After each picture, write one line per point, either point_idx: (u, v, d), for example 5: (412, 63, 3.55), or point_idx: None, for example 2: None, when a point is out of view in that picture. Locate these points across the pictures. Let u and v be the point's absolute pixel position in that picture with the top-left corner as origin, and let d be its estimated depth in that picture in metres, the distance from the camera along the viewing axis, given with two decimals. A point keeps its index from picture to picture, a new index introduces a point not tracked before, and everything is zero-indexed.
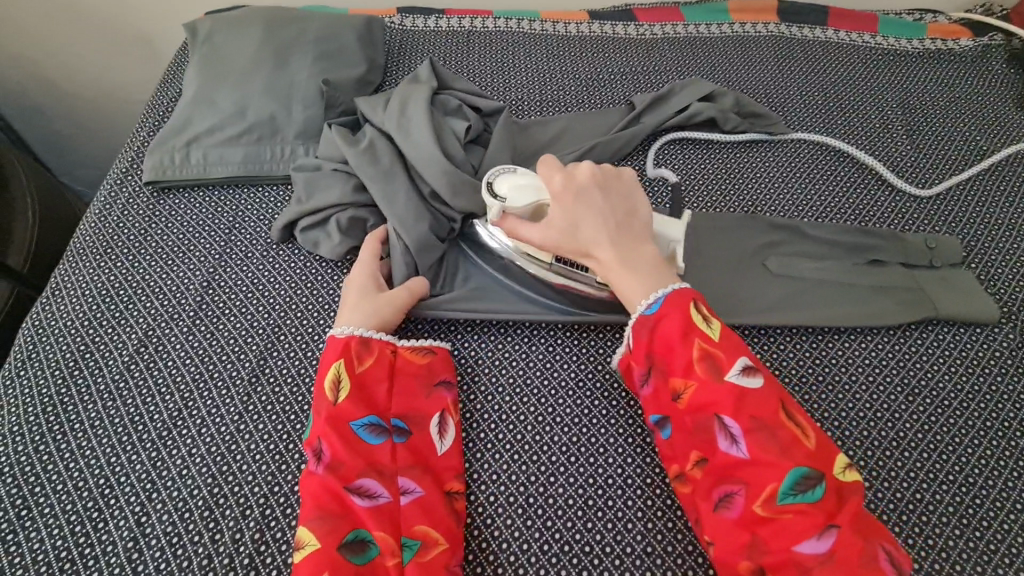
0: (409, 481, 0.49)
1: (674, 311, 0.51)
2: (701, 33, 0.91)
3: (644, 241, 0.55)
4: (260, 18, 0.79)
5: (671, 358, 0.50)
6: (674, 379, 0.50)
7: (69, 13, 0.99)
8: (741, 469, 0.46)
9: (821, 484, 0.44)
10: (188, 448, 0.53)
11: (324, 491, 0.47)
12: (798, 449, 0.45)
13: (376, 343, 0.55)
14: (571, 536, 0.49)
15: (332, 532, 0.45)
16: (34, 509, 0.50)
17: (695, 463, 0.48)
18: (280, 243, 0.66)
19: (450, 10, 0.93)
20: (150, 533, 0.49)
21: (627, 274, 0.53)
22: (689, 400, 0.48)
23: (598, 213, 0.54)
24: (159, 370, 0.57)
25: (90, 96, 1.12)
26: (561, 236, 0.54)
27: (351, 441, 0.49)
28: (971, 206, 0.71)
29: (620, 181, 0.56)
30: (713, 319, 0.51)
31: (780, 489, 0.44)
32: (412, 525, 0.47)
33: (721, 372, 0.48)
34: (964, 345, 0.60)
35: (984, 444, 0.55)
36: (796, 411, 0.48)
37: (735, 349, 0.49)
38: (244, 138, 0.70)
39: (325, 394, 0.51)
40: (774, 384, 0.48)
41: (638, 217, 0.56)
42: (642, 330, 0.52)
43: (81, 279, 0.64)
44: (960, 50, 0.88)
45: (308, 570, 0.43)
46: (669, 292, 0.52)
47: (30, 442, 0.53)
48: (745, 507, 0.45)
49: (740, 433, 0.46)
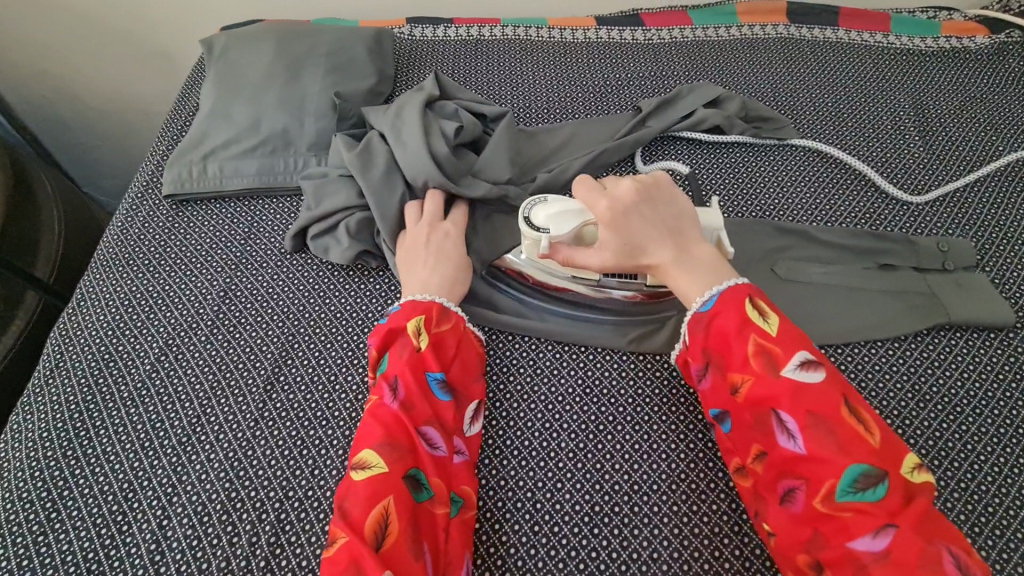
0: (461, 442, 0.52)
1: (729, 308, 0.51)
2: (709, 36, 0.91)
3: (697, 240, 0.56)
4: (273, 33, 0.81)
5: (729, 353, 0.50)
6: (732, 374, 0.49)
7: (91, 31, 1.03)
8: (800, 465, 0.45)
9: (883, 483, 0.43)
10: (207, 454, 0.55)
11: (397, 424, 0.48)
12: (859, 446, 0.44)
13: (454, 316, 0.57)
14: (578, 542, 0.50)
15: (398, 461, 0.47)
16: (62, 511, 0.52)
17: (753, 457, 0.48)
18: (294, 253, 0.67)
19: (458, 19, 0.94)
20: (170, 536, 0.51)
21: (684, 276, 0.54)
22: (747, 393, 0.48)
23: (649, 224, 0.56)
24: (181, 377, 0.59)
25: (112, 109, 1.15)
26: (618, 254, 0.55)
27: (426, 389, 0.51)
28: (986, 207, 0.70)
29: (659, 188, 0.58)
30: (771, 313, 0.50)
31: (839, 486, 0.43)
32: (458, 483, 0.50)
33: (777, 368, 0.47)
34: (978, 350, 0.60)
35: (997, 451, 0.54)
36: (861, 407, 0.46)
37: (795, 343, 0.48)
38: (258, 151, 0.72)
39: (410, 339, 0.53)
40: (837, 381, 0.47)
41: (685, 218, 0.57)
42: (697, 327, 0.53)
43: (106, 289, 0.66)
44: (975, 48, 0.87)
45: (371, 491, 0.45)
46: (720, 291, 0.52)
47: (58, 447, 0.56)
48: (806, 502, 0.45)
49: (798, 429, 0.46)
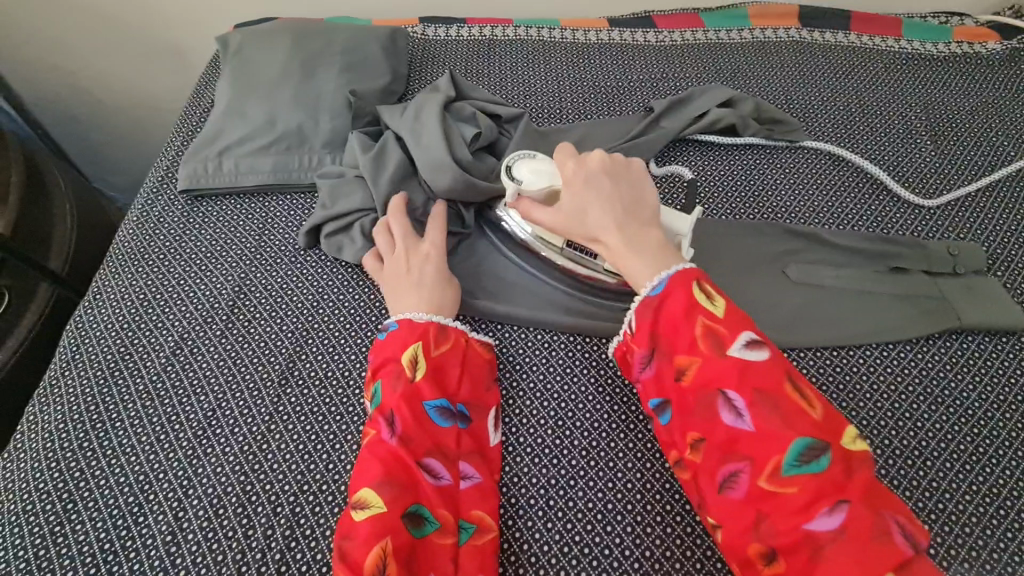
0: (468, 466, 0.51)
1: (675, 291, 0.50)
2: (721, 39, 0.91)
3: (651, 227, 0.55)
4: (289, 31, 0.81)
5: (675, 336, 0.50)
6: (679, 357, 0.49)
7: (105, 27, 1.04)
8: (743, 445, 0.45)
9: (826, 455, 0.43)
10: (222, 447, 0.55)
11: (395, 459, 0.48)
12: (801, 420, 0.44)
13: (453, 331, 0.56)
14: (591, 540, 0.50)
15: (398, 499, 0.46)
16: (79, 502, 0.53)
17: (696, 442, 0.48)
18: (308, 249, 0.68)
19: (471, 19, 0.95)
20: (187, 528, 0.51)
21: (632, 258, 0.53)
22: (694, 375, 0.48)
23: (604, 199, 0.55)
24: (196, 371, 0.60)
25: (125, 105, 1.16)
26: (568, 218, 0.56)
27: (422, 419, 0.50)
28: (997, 212, 0.70)
29: (629, 172, 0.57)
30: (717, 296, 0.50)
31: (784, 462, 0.43)
32: (468, 509, 0.49)
33: (722, 348, 0.48)
34: (990, 355, 0.60)
35: (1008, 454, 0.54)
36: (803, 385, 0.47)
37: (739, 325, 0.49)
38: (273, 148, 0.73)
39: (403, 369, 0.52)
40: (778, 360, 0.48)
41: (647, 206, 0.56)
42: (645, 313, 0.52)
43: (121, 283, 0.67)
44: (987, 53, 0.87)
45: (371, 530, 0.44)
46: (671, 275, 0.51)
47: (75, 438, 0.56)
48: (750, 484, 0.44)
49: (744, 407, 0.46)
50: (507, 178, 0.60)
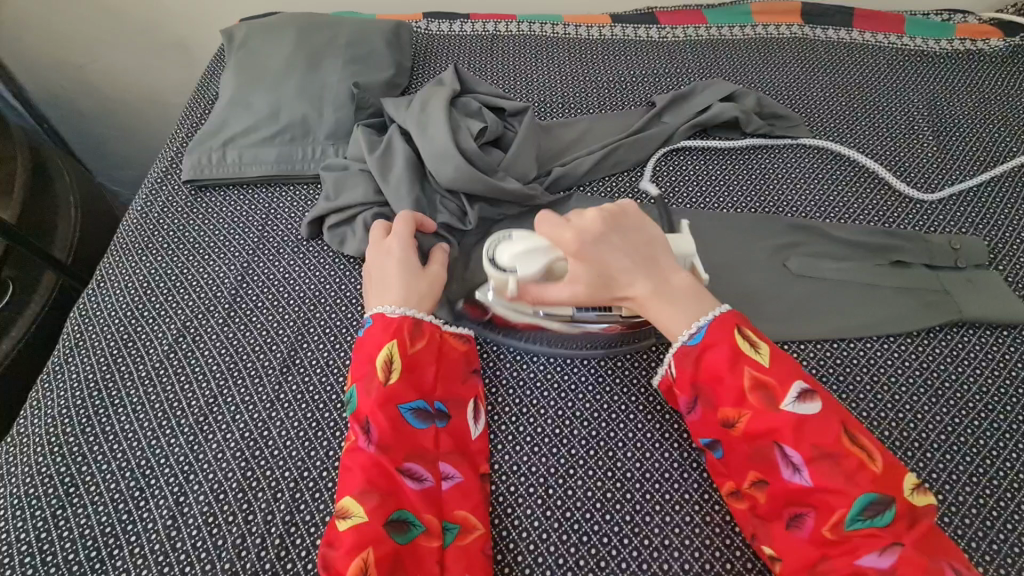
0: (449, 466, 0.51)
1: (721, 340, 0.50)
2: (724, 35, 0.91)
3: (674, 268, 0.55)
4: (293, 24, 0.82)
5: (720, 387, 0.50)
6: (726, 409, 0.49)
7: (112, 21, 1.04)
8: (808, 496, 0.45)
9: (890, 508, 0.44)
10: (223, 433, 0.55)
11: (375, 467, 0.48)
12: (862, 473, 0.45)
13: (426, 326, 0.56)
14: (590, 528, 0.50)
15: (378, 508, 0.46)
16: (81, 486, 0.53)
17: (751, 486, 0.48)
18: (310, 239, 0.68)
19: (475, 15, 0.95)
20: (187, 512, 0.51)
21: (666, 307, 0.53)
22: (744, 427, 0.48)
23: (622, 254, 0.53)
24: (199, 358, 0.60)
25: (130, 99, 1.17)
26: (591, 287, 0.53)
27: (399, 424, 0.50)
28: (999, 207, 0.70)
29: (629, 216, 0.55)
30: (761, 343, 0.51)
31: (848, 515, 0.44)
32: (452, 510, 0.49)
33: (776, 402, 0.48)
34: (991, 348, 0.60)
35: (1009, 447, 0.54)
36: (858, 433, 0.47)
37: (788, 374, 0.49)
38: (277, 140, 0.73)
39: (377, 372, 0.52)
40: (832, 407, 0.48)
41: (658, 247, 0.55)
42: (685, 362, 0.52)
43: (125, 272, 0.67)
44: (990, 50, 0.87)
45: (353, 540, 0.44)
46: (710, 321, 0.52)
47: (77, 423, 0.57)
48: (815, 529, 0.45)
49: (802, 462, 0.46)
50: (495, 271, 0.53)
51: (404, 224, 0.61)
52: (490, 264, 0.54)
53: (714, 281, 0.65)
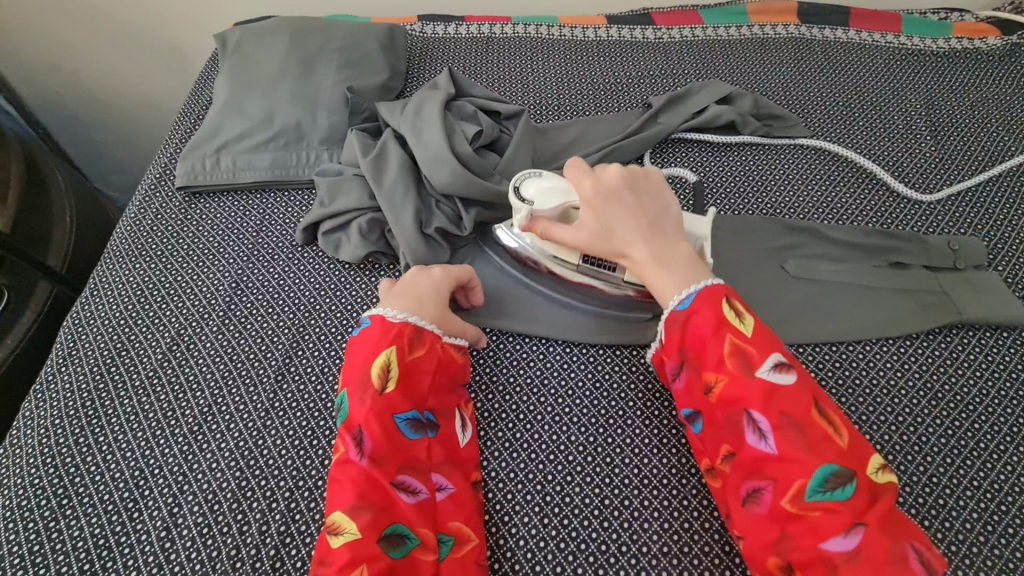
0: (441, 477, 0.50)
1: (704, 305, 0.50)
2: (720, 36, 0.91)
3: (677, 240, 0.55)
4: (287, 28, 0.82)
5: (703, 351, 0.49)
6: (706, 374, 0.49)
7: (106, 26, 1.04)
8: (771, 466, 0.45)
9: (852, 482, 0.43)
10: (217, 443, 0.55)
11: (366, 481, 0.47)
12: (828, 446, 0.44)
13: (429, 335, 0.55)
14: (588, 535, 0.50)
15: (372, 523, 0.45)
16: (74, 498, 0.53)
17: (723, 457, 0.48)
18: (305, 245, 0.68)
19: (469, 17, 0.95)
20: (181, 523, 0.51)
21: (661, 271, 0.53)
22: (720, 393, 0.47)
23: (631, 214, 0.55)
24: (193, 367, 0.60)
25: (125, 104, 1.16)
26: (592, 236, 0.55)
27: (393, 434, 0.49)
28: (997, 207, 0.69)
29: (648, 180, 0.57)
30: (747, 315, 0.50)
31: (808, 486, 0.43)
32: (446, 521, 0.48)
33: (751, 368, 0.47)
34: (991, 349, 0.59)
35: (1009, 449, 0.54)
36: (829, 408, 0.46)
37: (767, 344, 0.48)
38: (271, 145, 0.73)
39: (372, 380, 0.51)
40: (807, 383, 0.48)
41: (670, 217, 0.56)
42: (672, 326, 0.52)
43: (118, 280, 0.67)
44: (987, 48, 0.87)
45: (346, 558, 0.43)
46: (700, 288, 0.52)
47: (70, 434, 0.56)
48: (774, 503, 0.44)
49: (769, 429, 0.45)
50: (517, 200, 0.58)
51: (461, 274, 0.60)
52: (514, 193, 0.59)
53: None
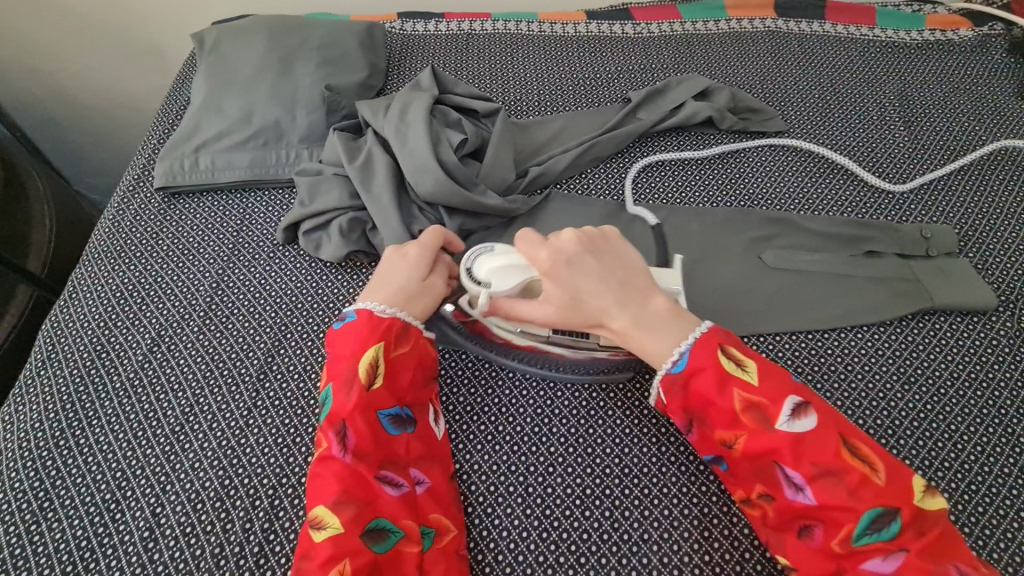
0: (420, 471, 0.51)
1: (707, 363, 0.49)
2: (699, 30, 0.91)
3: (652, 295, 0.53)
4: (265, 27, 0.81)
5: (712, 412, 0.48)
6: (720, 432, 0.48)
7: (81, 26, 1.03)
8: (811, 512, 0.45)
9: (896, 520, 0.43)
10: (200, 442, 0.55)
11: (351, 476, 0.47)
12: (867, 489, 0.44)
13: (414, 331, 0.55)
14: (570, 524, 0.51)
15: (356, 519, 0.46)
16: (55, 500, 0.52)
17: (759, 500, 0.47)
18: (285, 245, 0.68)
19: (450, 14, 0.95)
20: (164, 523, 0.51)
21: (644, 335, 0.51)
22: (742, 448, 0.47)
23: (600, 278, 0.53)
24: (173, 367, 0.59)
25: (102, 105, 1.15)
26: (563, 309, 0.53)
27: (376, 430, 0.50)
28: (968, 194, 0.71)
29: (607, 243, 0.56)
30: (748, 361, 0.49)
31: (856, 530, 0.43)
32: (428, 513, 0.49)
33: (770, 421, 0.46)
34: (962, 334, 0.61)
35: (980, 430, 0.55)
36: (859, 443, 0.46)
37: (778, 391, 0.47)
38: (249, 144, 0.72)
39: (359, 376, 0.50)
40: (831, 421, 0.46)
41: (637, 273, 0.54)
42: (673, 389, 0.50)
43: (97, 281, 0.66)
44: (959, 40, 0.88)
45: (327, 553, 0.44)
46: (690, 345, 0.50)
47: (50, 437, 0.56)
48: (825, 542, 0.44)
49: (804, 481, 0.45)
50: (472, 283, 0.55)
51: (432, 236, 0.60)
52: (466, 276, 0.56)
53: (691, 275, 0.65)
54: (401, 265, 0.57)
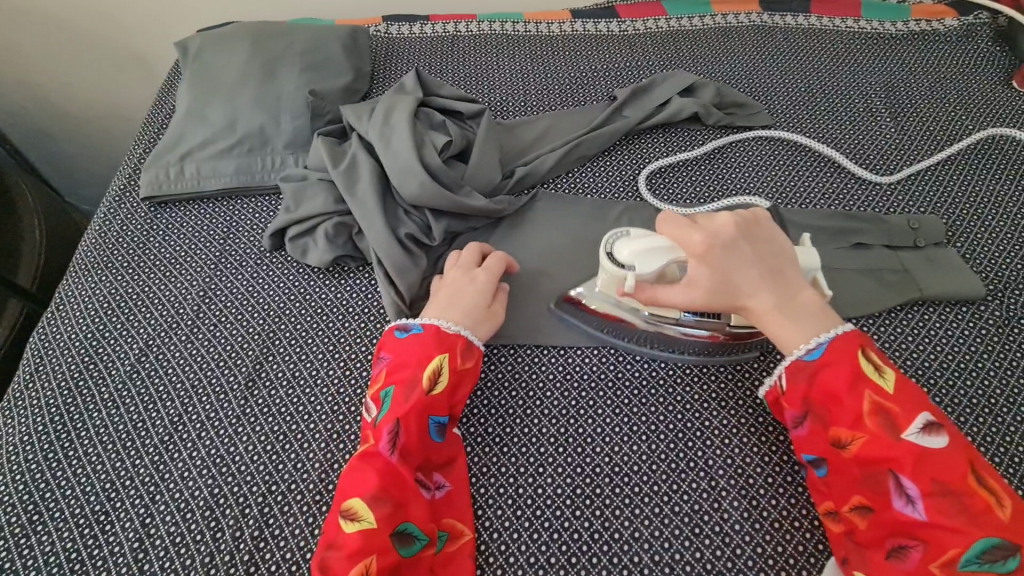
0: (442, 476, 0.52)
1: (841, 359, 0.48)
2: (684, 26, 0.91)
3: (801, 285, 0.52)
4: (248, 34, 0.81)
5: (836, 408, 0.48)
6: (839, 429, 0.47)
7: (66, 37, 1.02)
8: (917, 530, 0.43)
9: (1016, 556, 0.41)
10: (188, 452, 0.55)
11: (390, 474, 0.48)
12: (989, 518, 0.42)
13: (477, 350, 0.56)
14: (560, 525, 0.51)
15: (389, 518, 0.46)
16: (44, 513, 0.52)
17: (855, 507, 0.46)
18: (273, 251, 0.68)
19: (435, 16, 0.94)
20: (154, 533, 0.51)
21: (786, 323, 0.51)
22: (858, 451, 0.46)
23: (749, 266, 0.51)
24: (162, 377, 0.59)
25: (90, 116, 1.15)
26: (709, 294, 0.51)
27: (425, 435, 0.50)
28: (955, 184, 0.71)
29: (759, 227, 0.54)
30: (886, 368, 0.48)
31: (965, 556, 0.41)
32: (444, 517, 0.50)
33: (896, 430, 0.45)
34: (952, 325, 0.61)
35: (970, 420, 0.55)
36: (989, 475, 0.44)
37: (914, 403, 0.46)
38: (235, 151, 0.72)
39: (422, 380, 0.52)
40: (964, 445, 0.45)
41: (788, 262, 0.53)
42: (798, 377, 0.50)
43: (85, 291, 0.66)
44: (944, 30, 0.88)
45: (356, 546, 0.45)
46: (830, 338, 0.50)
47: (38, 450, 0.56)
48: (921, 563, 0.43)
49: (919, 495, 0.43)
50: (614, 266, 0.54)
51: (497, 262, 0.61)
52: (607, 259, 0.55)
53: None
54: (468, 288, 0.58)
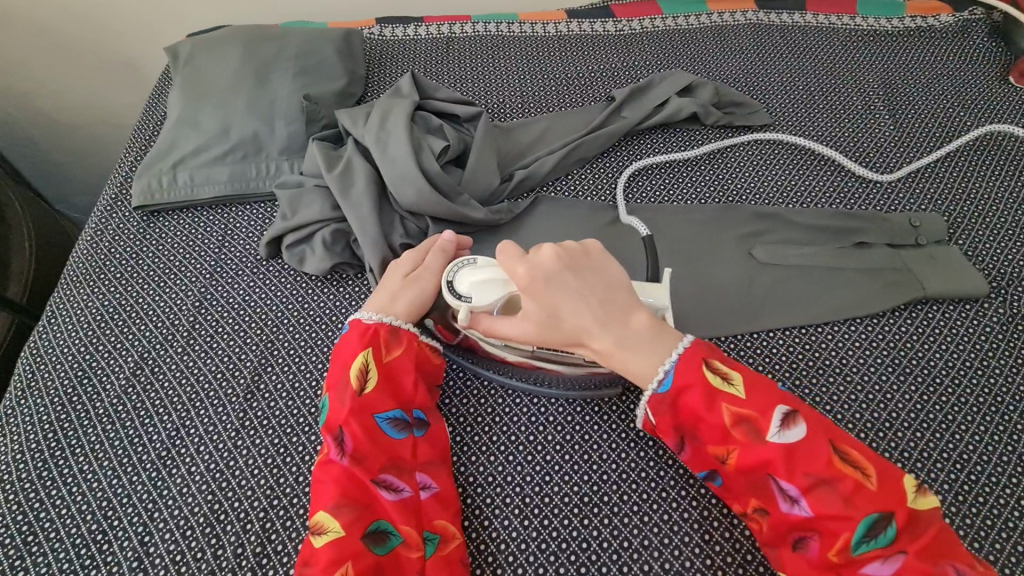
0: (426, 476, 0.50)
1: (693, 378, 0.48)
2: (680, 25, 0.91)
3: (635, 312, 0.49)
4: (240, 38, 0.80)
5: (702, 428, 0.47)
6: (712, 448, 0.47)
7: (52, 43, 1.00)
8: (807, 524, 0.44)
9: (893, 524, 0.42)
10: (187, 467, 0.54)
11: (349, 480, 0.47)
12: (862, 494, 0.43)
13: (404, 334, 0.54)
14: (568, 534, 0.50)
15: (354, 522, 0.45)
16: (39, 534, 0.51)
17: (755, 514, 0.47)
18: (269, 260, 0.66)
19: (429, 17, 0.93)
20: (153, 552, 0.50)
21: (627, 352, 0.49)
22: (735, 464, 0.46)
23: (579, 296, 0.49)
24: (159, 390, 0.58)
25: (80, 123, 1.13)
26: (539, 327, 0.49)
27: (375, 433, 0.49)
28: (955, 181, 0.71)
29: (589, 257, 0.51)
30: (732, 372, 0.48)
31: (853, 538, 0.42)
32: (433, 519, 0.48)
33: (760, 434, 0.46)
34: (956, 323, 0.60)
35: (978, 420, 0.55)
36: (850, 448, 0.45)
37: (767, 401, 0.47)
38: (228, 157, 0.71)
39: (351, 384, 0.50)
40: (820, 428, 0.46)
41: (622, 291, 0.50)
42: (661, 406, 0.49)
43: (76, 304, 0.65)
44: (940, 26, 0.88)
45: (329, 557, 0.43)
46: (677, 359, 0.48)
47: (33, 468, 0.54)
48: (821, 552, 0.44)
49: (799, 493, 0.44)
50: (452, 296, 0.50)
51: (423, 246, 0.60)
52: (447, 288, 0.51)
53: (683, 273, 0.64)
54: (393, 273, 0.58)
